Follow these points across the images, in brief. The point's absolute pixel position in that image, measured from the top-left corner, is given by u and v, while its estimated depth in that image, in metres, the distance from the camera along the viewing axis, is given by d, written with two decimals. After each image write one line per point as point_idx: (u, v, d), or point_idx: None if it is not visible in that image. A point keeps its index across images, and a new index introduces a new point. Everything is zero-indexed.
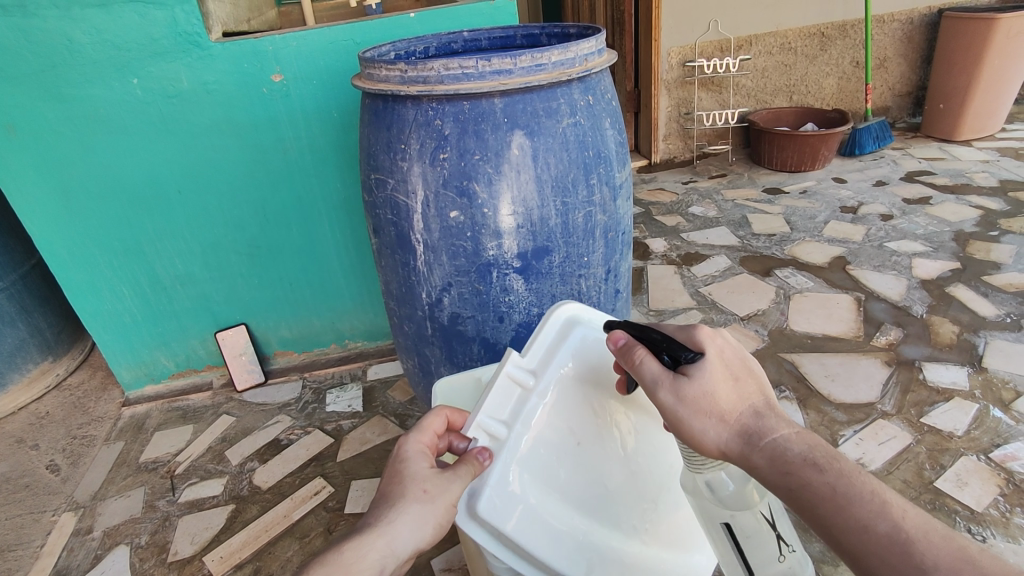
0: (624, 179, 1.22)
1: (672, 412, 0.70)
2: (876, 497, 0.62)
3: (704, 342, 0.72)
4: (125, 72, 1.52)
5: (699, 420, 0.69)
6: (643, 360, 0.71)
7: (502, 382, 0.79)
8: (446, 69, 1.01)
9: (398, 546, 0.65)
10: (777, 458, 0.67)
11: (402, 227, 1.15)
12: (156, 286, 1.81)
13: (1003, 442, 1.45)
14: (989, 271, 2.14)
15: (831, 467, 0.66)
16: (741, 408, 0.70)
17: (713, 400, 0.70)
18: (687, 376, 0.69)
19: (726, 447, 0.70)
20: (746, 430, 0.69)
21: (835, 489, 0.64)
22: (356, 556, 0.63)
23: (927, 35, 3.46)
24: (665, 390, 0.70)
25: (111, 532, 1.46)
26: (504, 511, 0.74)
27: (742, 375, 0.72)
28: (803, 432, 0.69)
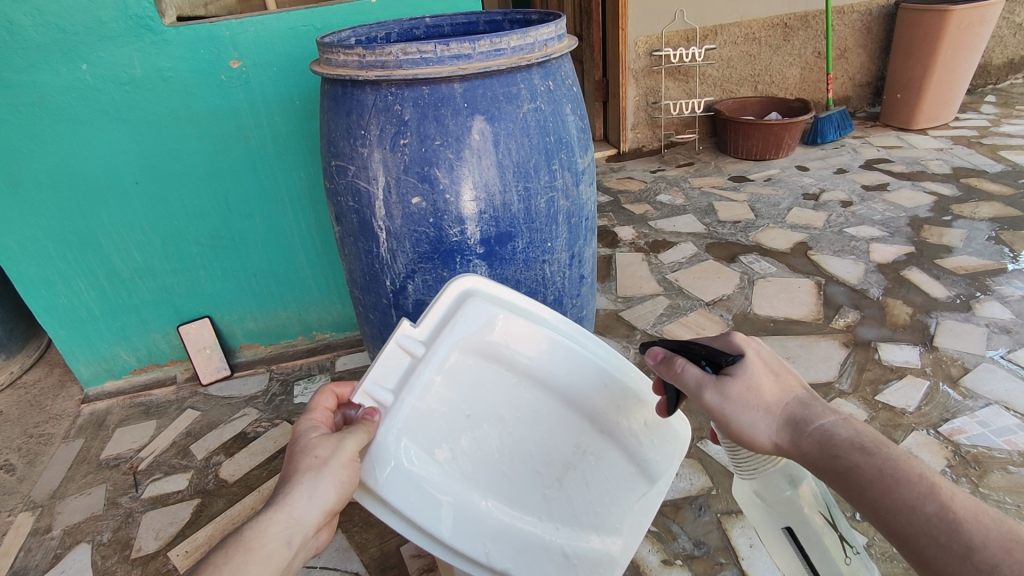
0: (587, 164, 1.23)
1: (720, 412, 0.70)
2: (924, 479, 0.60)
3: (742, 345, 0.73)
4: (74, 57, 1.46)
5: (748, 415, 0.70)
6: (685, 368, 0.73)
7: (391, 351, 0.71)
8: (404, 53, 1.00)
9: (299, 515, 0.67)
10: (824, 444, 0.66)
11: (365, 214, 1.14)
12: (114, 279, 1.76)
13: (952, 417, 1.51)
14: (942, 254, 2.22)
15: (879, 451, 0.64)
16: (786, 399, 0.70)
17: (758, 393, 0.70)
18: (730, 376, 0.70)
19: (777, 439, 0.69)
20: (793, 417, 0.69)
21: (883, 470, 0.62)
22: (259, 532, 0.65)
23: (885, 26, 3.55)
24: (710, 390, 0.70)
25: (72, 531, 1.43)
26: (394, 483, 0.70)
27: (782, 370, 0.72)
28: (849, 419, 0.68)
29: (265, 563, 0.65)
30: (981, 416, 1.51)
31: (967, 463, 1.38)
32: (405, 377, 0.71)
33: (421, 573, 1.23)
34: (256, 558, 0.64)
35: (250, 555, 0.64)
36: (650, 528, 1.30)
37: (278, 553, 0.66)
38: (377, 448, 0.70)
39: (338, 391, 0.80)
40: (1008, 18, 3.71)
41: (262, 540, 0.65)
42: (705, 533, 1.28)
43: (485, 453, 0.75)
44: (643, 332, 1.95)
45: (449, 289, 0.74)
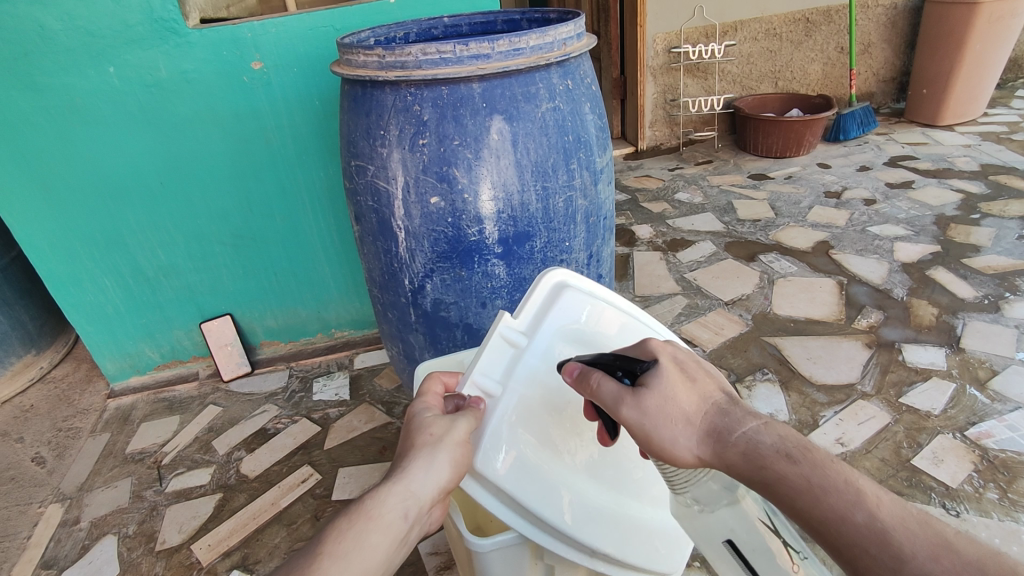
0: (605, 163, 1.23)
1: (640, 428, 0.66)
2: (851, 486, 0.57)
3: (657, 353, 0.70)
4: (101, 60, 1.49)
5: (668, 430, 0.65)
6: (602, 383, 0.68)
7: (495, 341, 0.78)
8: (423, 54, 1.00)
9: (417, 488, 0.67)
10: (749, 454, 0.62)
11: (384, 214, 1.15)
12: (139, 277, 1.79)
13: (979, 420, 1.48)
14: (969, 254, 2.17)
15: (804, 457, 0.60)
16: (705, 408, 0.66)
17: (677, 404, 0.66)
18: (646, 388, 0.66)
19: (700, 451, 0.65)
20: (715, 428, 0.65)
21: (810, 480, 0.59)
22: (377, 504, 0.65)
23: (910, 20, 3.48)
24: (628, 405, 0.66)
25: (99, 523, 1.46)
26: (505, 470, 0.75)
27: (700, 375, 0.68)
28: (772, 423, 0.64)
29: (387, 534, 0.64)
30: (1010, 420, 1.47)
31: (995, 467, 1.35)
32: (509, 365, 0.78)
33: (438, 570, 1.24)
34: (376, 526, 0.64)
35: (372, 523, 0.64)
36: None
37: (396, 524, 0.65)
38: (486, 435, 0.75)
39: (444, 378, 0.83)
40: None
41: (383, 509, 0.65)
42: None
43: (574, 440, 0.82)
44: None
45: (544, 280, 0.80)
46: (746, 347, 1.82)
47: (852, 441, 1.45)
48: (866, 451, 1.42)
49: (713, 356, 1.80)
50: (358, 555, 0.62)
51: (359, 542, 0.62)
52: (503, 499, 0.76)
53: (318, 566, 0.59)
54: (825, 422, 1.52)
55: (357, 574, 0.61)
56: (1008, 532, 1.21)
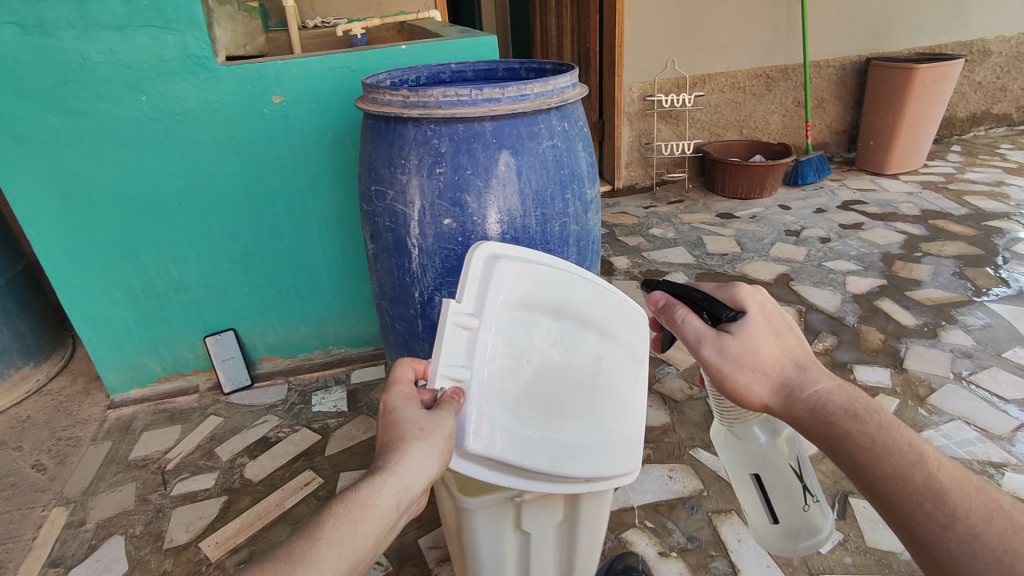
0: (595, 195, 1.40)
1: (717, 366, 0.79)
2: (914, 449, 0.70)
3: (744, 301, 0.80)
4: (135, 90, 1.63)
5: (744, 374, 0.78)
6: (687, 319, 0.80)
7: (449, 331, 0.77)
8: (444, 96, 1.18)
9: (408, 484, 0.71)
10: (817, 410, 0.74)
11: (400, 233, 1.30)
12: (150, 292, 1.88)
13: (918, 430, 1.66)
14: (912, 287, 2.42)
15: (870, 419, 0.72)
16: (785, 362, 0.78)
17: (757, 353, 0.78)
18: (729, 334, 0.78)
19: (771, 399, 0.78)
20: (789, 383, 0.77)
21: (875, 439, 0.71)
22: (372, 494, 0.70)
23: (858, 80, 3.85)
24: (709, 344, 0.79)
25: (106, 524, 1.52)
26: (492, 442, 0.77)
27: (784, 331, 0.80)
28: (845, 386, 0.76)
29: (374, 522, 0.70)
30: (946, 430, 1.66)
31: None
32: (469, 347, 0.78)
33: (438, 562, 1.34)
34: (369, 516, 0.70)
35: (363, 515, 0.69)
36: (647, 524, 1.42)
37: (387, 513, 0.71)
38: (469, 419, 0.76)
39: (414, 365, 0.87)
40: (968, 76, 4.06)
41: (375, 501, 0.70)
42: (697, 528, 1.41)
43: (549, 389, 0.84)
44: None
45: (473, 260, 0.81)
46: None
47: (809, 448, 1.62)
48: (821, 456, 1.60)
49: (685, 374, 1.96)
50: (348, 543, 0.68)
51: (350, 531, 0.69)
52: (493, 463, 0.80)
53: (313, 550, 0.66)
54: None
55: (352, 557, 0.68)
56: None
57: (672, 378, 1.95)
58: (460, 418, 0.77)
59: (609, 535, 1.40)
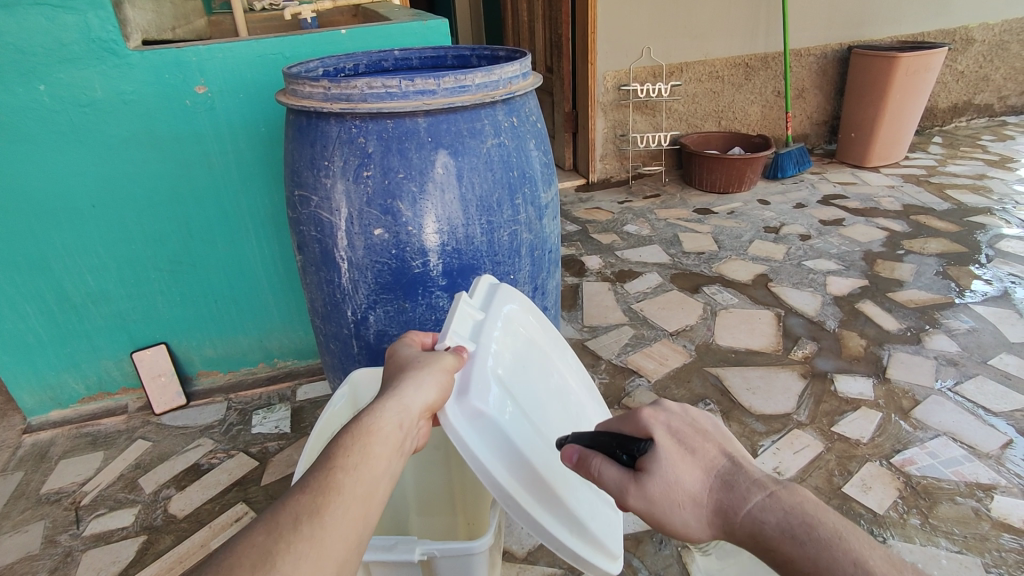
0: (550, 199, 1.25)
1: (649, 515, 0.67)
2: (860, 568, 0.57)
3: (650, 427, 0.72)
4: (31, 78, 1.43)
5: (678, 514, 0.66)
6: (602, 469, 0.70)
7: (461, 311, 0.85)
8: (370, 88, 1.01)
9: (408, 402, 0.70)
10: (756, 537, 0.63)
11: (326, 244, 1.13)
12: (65, 304, 1.69)
13: (903, 448, 1.55)
14: (894, 288, 2.31)
15: (809, 537, 0.60)
16: (710, 484, 0.67)
17: (681, 486, 0.67)
18: (646, 472, 0.68)
19: (714, 530, 0.66)
20: (722, 507, 0.65)
21: (817, 563, 0.59)
22: (375, 418, 0.69)
23: (839, 69, 3.74)
24: (632, 491, 0.67)
25: (4, 572, 1.35)
26: (498, 409, 0.74)
27: (698, 447, 0.70)
28: (777, 494, 0.64)
29: (384, 446, 0.67)
30: (931, 448, 1.55)
31: (918, 494, 1.42)
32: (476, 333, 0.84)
33: None
34: (376, 437, 0.67)
35: (372, 437, 0.67)
36: None
37: (393, 433, 0.68)
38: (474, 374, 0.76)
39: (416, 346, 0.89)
40: (950, 66, 3.96)
41: (380, 425, 0.68)
42: (666, 567, 1.28)
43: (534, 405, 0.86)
44: (608, 362, 1.97)
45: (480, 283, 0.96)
46: (689, 378, 1.87)
47: (787, 470, 1.50)
48: (800, 479, 1.47)
49: (657, 387, 1.84)
50: (363, 463, 0.64)
51: (363, 453, 0.65)
52: (492, 434, 0.71)
53: (331, 478, 0.62)
54: (764, 451, 1.57)
55: (365, 481, 0.63)
56: (929, 557, 1.27)
57: (642, 392, 1.82)
58: (461, 375, 0.76)
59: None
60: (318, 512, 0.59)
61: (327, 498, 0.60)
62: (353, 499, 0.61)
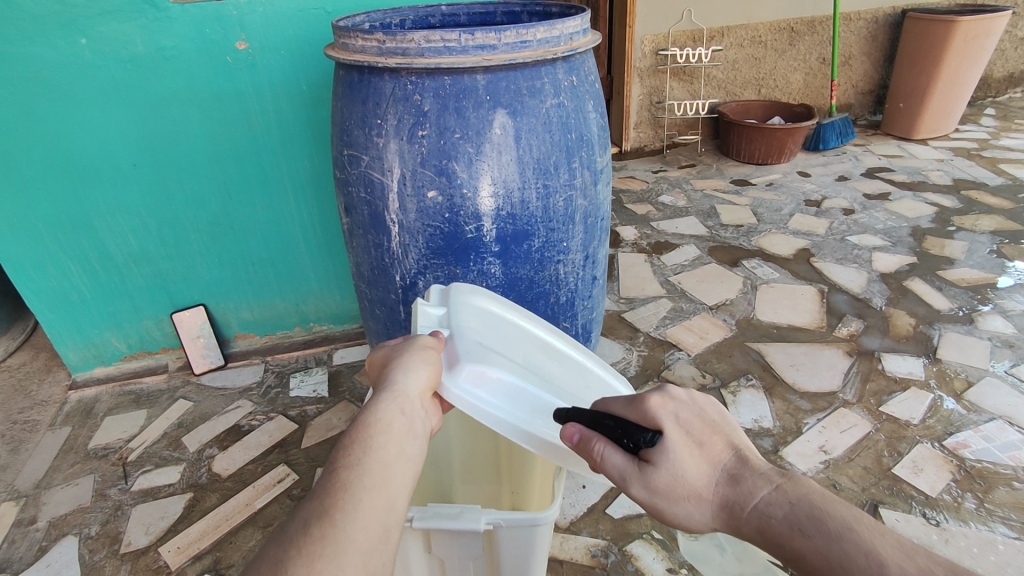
0: (606, 163, 1.20)
1: (651, 504, 0.67)
2: (871, 559, 0.56)
3: (657, 416, 0.68)
4: (72, 31, 1.41)
5: (681, 508, 0.66)
6: (605, 456, 0.68)
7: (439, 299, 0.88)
8: (427, 41, 0.96)
9: (402, 386, 0.72)
10: (763, 532, 0.62)
11: (377, 206, 1.10)
12: (107, 263, 1.70)
13: (955, 431, 1.51)
14: (943, 266, 2.23)
15: (818, 531, 0.60)
16: (714, 478, 0.66)
17: (685, 480, 0.65)
18: (651, 464, 0.66)
19: (716, 523, 0.66)
20: (727, 502, 0.65)
21: (827, 556, 0.58)
22: (374, 410, 0.69)
23: (889, 35, 3.56)
24: (636, 484, 0.67)
25: (58, 523, 1.38)
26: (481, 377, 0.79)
27: (706, 437, 0.67)
28: (783, 488, 0.64)
29: (388, 435, 0.67)
30: (985, 431, 1.51)
31: (972, 478, 1.38)
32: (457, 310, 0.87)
33: None
34: (378, 429, 0.67)
35: (374, 429, 0.66)
36: (655, 535, 1.28)
37: (396, 421, 0.68)
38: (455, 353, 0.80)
39: None
40: (1010, 32, 3.74)
41: (379, 417, 0.68)
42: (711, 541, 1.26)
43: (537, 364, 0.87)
44: (646, 334, 1.93)
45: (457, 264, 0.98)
46: (730, 353, 1.83)
47: (834, 449, 1.47)
48: (848, 459, 1.44)
49: (698, 361, 1.80)
50: (368, 457, 0.64)
51: (366, 446, 0.65)
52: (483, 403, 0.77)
53: (339, 478, 0.62)
54: (809, 429, 1.53)
55: (376, 473, 0.63)
56: (986, 542, 1.23)
57: (683, 366, 1.79)
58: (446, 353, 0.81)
59: (612, 547, 1.26)
60: (328, 512, 0.58)
61: (336, 497, 0.60)
62: (363, 491, 0.61)
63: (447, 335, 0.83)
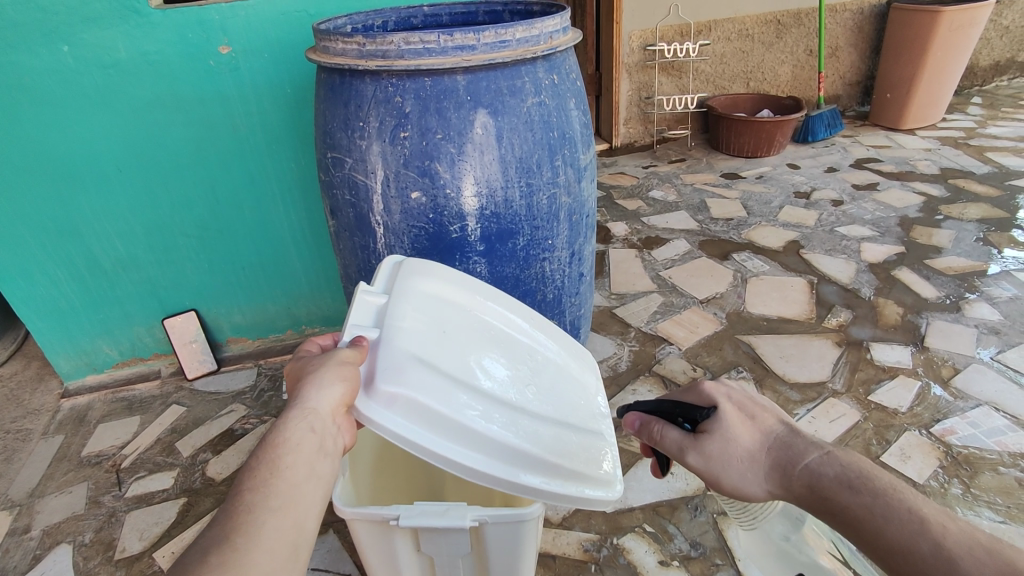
0: (589, 161, 1.21)
1: (708, 471, 0.72)
2: (914, 514, 0.62)
3: (713, 395, 0.77)
4: (54, 39, 1.40)
5: (735, 469, 0.71)
6: (664, 432, 0.77)
7: (362, 301, 0.85)
8: (406, 43, 0.97)
9: (312, 404, 0.69)
10: (812, 487, 0.67)
11: (362, 208, 1.11)
12: (96, 271, 1.70)
13: (943, 417, 1.52)
14: (931, 254, 2.24)
15: (866, 488, 0.65)
16: (767, 444, 0.72)
17: (738, 444, 0.72)
18: (707, 432, 0.74)
19: (771, 486, 0.70)
20: (779, 463, 0.70)
21: (872, 509, 0.63)
22: (281, 429, 0.67)
23: (875, 26, 3.57)
24: (692, 450, 0.74)
25: (52, 531, 1.38)
26: (406, 384, 0.73)
27: (758, 413, 0.75)
28: (833, 454, 0.69)
29: (297, 454, 0.66)
30: (972, 417, 1.52)
31: (959, 464, 1.39)
32: (379, 315, 0.83)
33: None
34: (286, 449, 0.66)
35: (282, 448, 0.66)
36: (646, 528, 1.29)
37: (306, 440, 0.67)
38: (378, 360, 0.75)
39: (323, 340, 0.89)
40: (995, 20, 3.76)
41: (286, 436, 0.67)
42: (702, 533, 1.27)
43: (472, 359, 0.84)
44: (637, 329, 1.94)
45: (384, 264, 0.94)
46: (720, 346, 1.84)
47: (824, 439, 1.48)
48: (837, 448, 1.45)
49: (688, 355, 1.81)
50: (273, 478, 0.63)
51: (272, 467, 0.64)
52: (407, 413, 0.72)
53: (242, 501, 0.61)
54: (798, 420, 1.54)
55: (282, 494, 0.63)
56: None
57: (673, 359, 1.80)
58: (367, 365, 0.75)
59: (604, 541, 1.27)
60: (229, 539, 0.57)
61: (238, 522, 0.59)
62: (267, 516, 0.60)
63: (370, 343, 0.78)
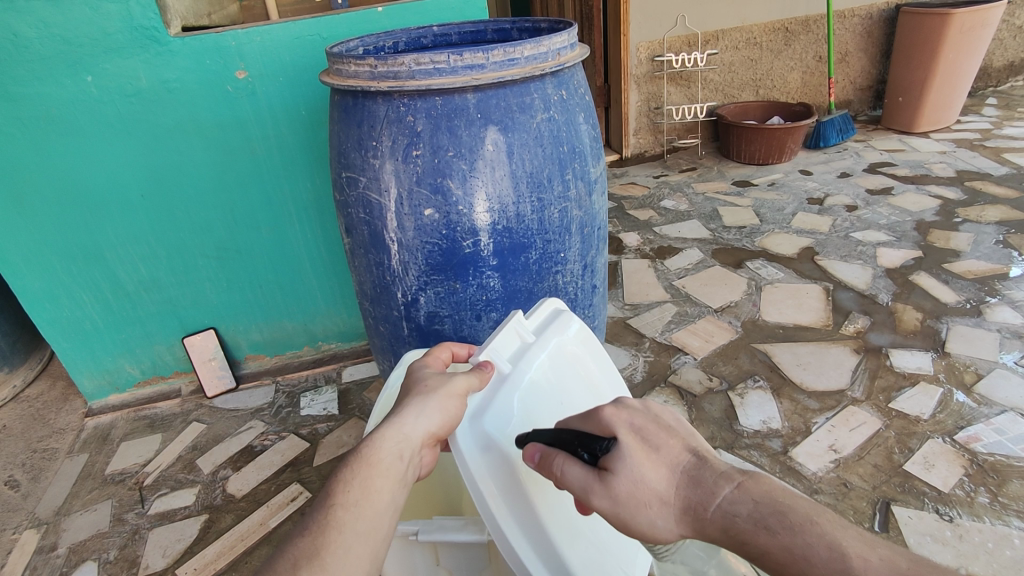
0: (599, 173, 1.22)
1: (615, 514, 0.66)
2: (834, 552, 0.57)
3: (611, 426, 0.69)
4: (78, 69, 1.45)
5: (644, 514, 0.64)
6: (565, 469, 0.67)
7: (512, 330, 0.85)
8: (417, 64, 0.99)
9: (408, 429, 0.71)
10: (728, 531, 0.61)
11: (376, 225, 1.13)
12: (119, 292, 1.74)
13: (966, 424, 1.50)
14: (949, 258, 2.21)
15: (782, 526, 0.60)
16: (675, 482, 0.65)
17: (646, 485, 0.65)
18: (611, 471, 0.65)
19: (684, 529, 0.65)
20: (690, 504, 0.64)
21: (792, 551, 0.58)
22: (374, 449, 0.69)
23: (885, 30, 3.56)
24: (597, 493, 0.65)
25: (78, 549, 1.41)
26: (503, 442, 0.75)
27: (659, 442, 0.67)
28: (743, 485, 0.63)
29: (386, 477, 0.68)
30: (997, 424, 1.49)
31: (985, 471, 1.37)
32: (518, 353, 0.84)
33: None
34: (377, 472, 0.68)
35: (373, 470, 0.68)
36: None
37: (394, 466, 0.69)
38: (495, 401, 0.77)
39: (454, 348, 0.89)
40: (1008, 21, 3.73)
41: (380, 456, 0.69)
42: None
43: None
44: (651, 340, 1.94)
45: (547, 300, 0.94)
46: (736, 355, 1.83)
47: (844, 448, 1.46)
48: (858, 457, 1.43)
49: (704, 364, 1.81)
50: (364, 502, 0.66)
51: (364, 490, 0.67)
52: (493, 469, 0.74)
53: (332, 517, 0.64)
54: (818, 429, 1.52)
55: (368, 520, 0.65)
56: (1001, 537, 1.22)
57: (689, 370, 1.79)
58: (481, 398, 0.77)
59: None
60: (318, 556, 0.61)
61: (327, 539, 0.62)
62: (354, 538, 0.64)
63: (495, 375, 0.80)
